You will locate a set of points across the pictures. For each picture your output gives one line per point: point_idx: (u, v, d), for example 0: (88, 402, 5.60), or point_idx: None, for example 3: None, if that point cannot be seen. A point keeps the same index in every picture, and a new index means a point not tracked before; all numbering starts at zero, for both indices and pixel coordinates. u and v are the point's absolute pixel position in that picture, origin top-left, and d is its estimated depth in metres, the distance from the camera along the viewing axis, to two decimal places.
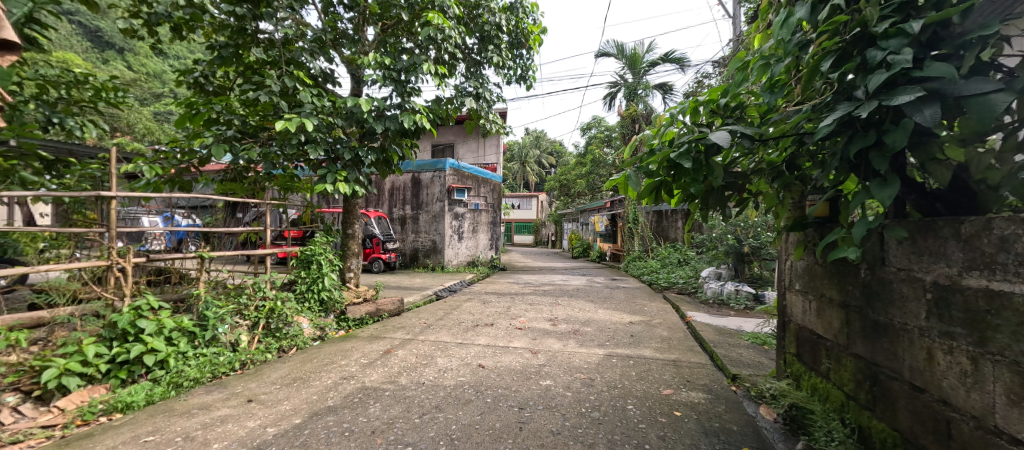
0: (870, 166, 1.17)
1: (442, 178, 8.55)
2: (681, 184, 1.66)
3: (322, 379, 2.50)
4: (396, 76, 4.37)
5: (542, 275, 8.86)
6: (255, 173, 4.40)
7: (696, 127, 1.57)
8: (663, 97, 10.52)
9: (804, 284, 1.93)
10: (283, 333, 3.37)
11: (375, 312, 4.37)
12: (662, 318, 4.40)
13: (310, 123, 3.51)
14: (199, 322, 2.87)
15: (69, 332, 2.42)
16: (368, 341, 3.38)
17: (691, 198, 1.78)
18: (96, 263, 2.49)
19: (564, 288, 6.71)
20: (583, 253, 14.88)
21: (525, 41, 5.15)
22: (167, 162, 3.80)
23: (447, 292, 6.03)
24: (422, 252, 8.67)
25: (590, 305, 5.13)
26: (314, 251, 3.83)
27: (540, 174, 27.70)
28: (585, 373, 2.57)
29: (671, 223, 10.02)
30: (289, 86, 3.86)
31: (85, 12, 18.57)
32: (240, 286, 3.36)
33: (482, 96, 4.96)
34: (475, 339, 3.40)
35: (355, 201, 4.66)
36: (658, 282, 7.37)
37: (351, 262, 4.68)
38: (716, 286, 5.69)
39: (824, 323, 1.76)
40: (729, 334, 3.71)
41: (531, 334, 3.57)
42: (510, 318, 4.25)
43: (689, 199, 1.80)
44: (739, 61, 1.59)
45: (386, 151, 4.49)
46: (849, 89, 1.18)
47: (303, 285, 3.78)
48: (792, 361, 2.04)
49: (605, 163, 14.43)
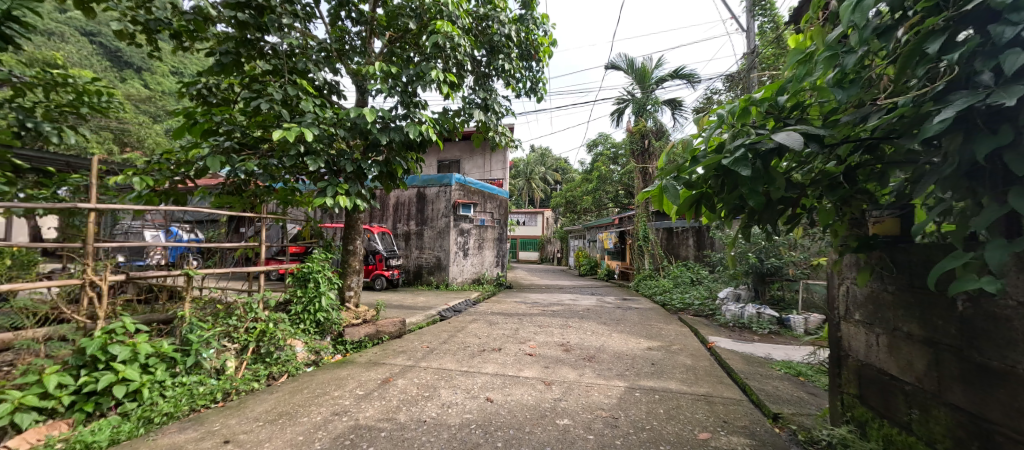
0: (999, 173, 0.99)
1: (447, 193, 8.35)
2: (729, 195, 1.42)
3: (311, 416, 2.23)
4: (402, 87, 4.21)
5: (550, 294, 8.56)
6: (255, 187, 4.20)
7: (750, 129, 1.33)
8: (672, 113, 10.34)
9: (866, 314, 1.69)
10: (274, 359, 3.11)
11: (375, 334, 4.10)
12: (682, 343, 4.09)
13: (310, 133, 3.31)
14: (181, 347, 2.63)
15: (34, 358, 2.18)
16: (366, 368, 3.10)
17: (736, 213, 1.54)
18: (71, 282, 2.26)
19: (573, 308, 6.41)
20: (590, 271, 14.54)
21: (535, 52, 4.98)
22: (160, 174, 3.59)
23: (452, 312, 5.74)
24: (426, 269, 8.43)
25: (603, 327, 4.83)
26: (311, 268, 3.59)
27: (545, 191, 27.57)
28: (606, 411, 2.29)
29: (681, 241, 9.80)
30: (291, 95, 3.70)
31: (107, 34, 19.20)
32: (230, 305, 3.13)
33: (491, 107, 4.77)
34: (482, 367, 3.12)
35: (357, 215, 4.45)
36: (671, 303, 7.04)
37: (352, 280, 4.43)
38: (736, 309, 5.37)
39: (901, 363, 1.51)
40: (758, 363, 3.39)
41: (542, 362, 3.28)
42: (519, 342, 3.96)
43: (736, 215, 1.56)
44: (798, 54, 1.36)
45: (391, 164, 4.28)
46: (968, 75, 0.95)
47: (299, 305, 3.54)
48: (852, 404, 1.77)
49: (612, 180, 14.23)
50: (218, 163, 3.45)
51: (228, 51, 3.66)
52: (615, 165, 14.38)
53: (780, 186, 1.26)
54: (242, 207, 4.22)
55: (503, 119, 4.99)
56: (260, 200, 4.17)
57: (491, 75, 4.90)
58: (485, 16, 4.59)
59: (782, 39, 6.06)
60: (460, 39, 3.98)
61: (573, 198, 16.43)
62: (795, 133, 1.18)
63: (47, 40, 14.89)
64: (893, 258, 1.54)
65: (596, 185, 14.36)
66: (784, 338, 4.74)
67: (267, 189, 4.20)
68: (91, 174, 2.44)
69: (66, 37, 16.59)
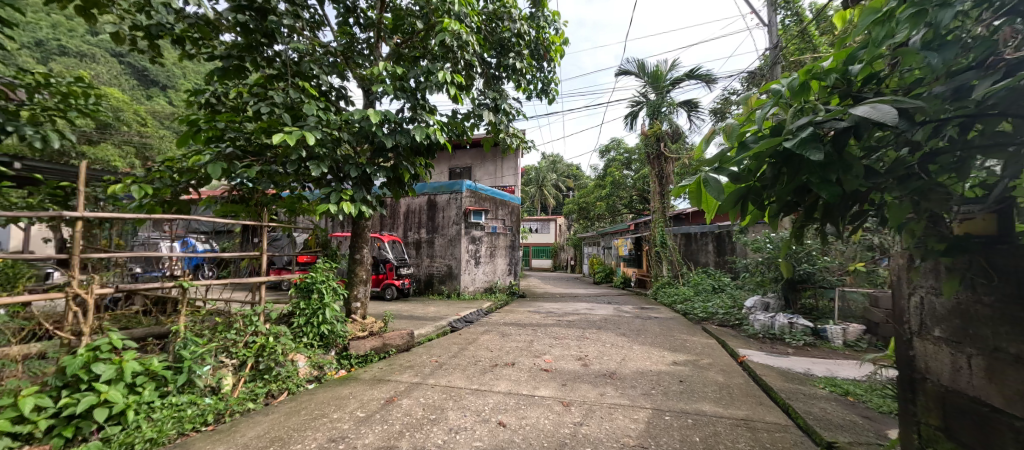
0: None
1: (458, 200, 8.17)
2: (789, 187, 1.19)
3: (305, 442, 2.03)
4: (408, 88, 4.06)
5: (564, 303, 8.28)
6: (260, 196, 4.05)
7: (817, 106, 1.09)
8: (688, 114, 10.03)
9: (952, 331, 1.45)
10: (273, 375, 2.93)
11: (382, 348, 3.91)
12: (711, 357, 3.79)
13: (311, 136, 3.13)
14: (173, 364, 2.45)
15: (11, 379, 2.03)
16: (370, 386, 2.89)
17: (794, 209, 1.31)
18: (54, 295, 2.10)
19: (590, 318, 6.13)
20: (605, 279, 14.17)
21: (547, 52, 4.77)
22: (161, 182, 3.41)
23: (464, 323, 5.53)
24: (437, 278, 8.25)
25: (623, 339, 4.54)
26: (314, 278, 3.42)
27: (557, 197, 27.31)
28: (634, 439, 2.04)
29: (700, 247, 9.56)
30: (294, 99, 3.56)
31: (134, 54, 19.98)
32: (229, 319, 2.96)
33: (502, 108, 4.57)
34: (494, 385, 2.88)
35: (364, 223, 4.29)
36: (693, 312, 6.69)
37: (358, 291, 4.25)
38: (766, 318, 5.05)
39: (1008, 393, 1.27)
40: (799, 380, 3.19)
41: (559, 378, 3.04)
42: (534, 356, 3.72)
43: (792, 211, 1.33)
44: (874, 12, 1.12)
45: (398, 170, 4.12)
46: None
47: (301, 317, 3.36)
48: (936, 438, 1.52)
49: (626, 185, 13.92)
50: (219, 169, 3.27)
51: (229, 55, 3.51)
52: (629, 170, 14.09)
53: (858, 175, 1.04)
54: (248, 216, 4.08)
55: (514, 121, 4.80)
56: (267, 208, 4.05)
57: (502, 76, 4.72)
58: (495, 15, 4.42)
59: (805, 34, 5.77)
60: (468, 37, 3.80)
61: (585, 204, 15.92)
62: (882, 107, 0.95)
63: (78, 62, 15.55)
64: (991, 262, 1.30)
65: (609, 191, 14.03)
66: (821, 350, 4.39)
67: (273, 197, 4.06)
68: (77, 182, 2.26)
69: (95, 58, 17.28)
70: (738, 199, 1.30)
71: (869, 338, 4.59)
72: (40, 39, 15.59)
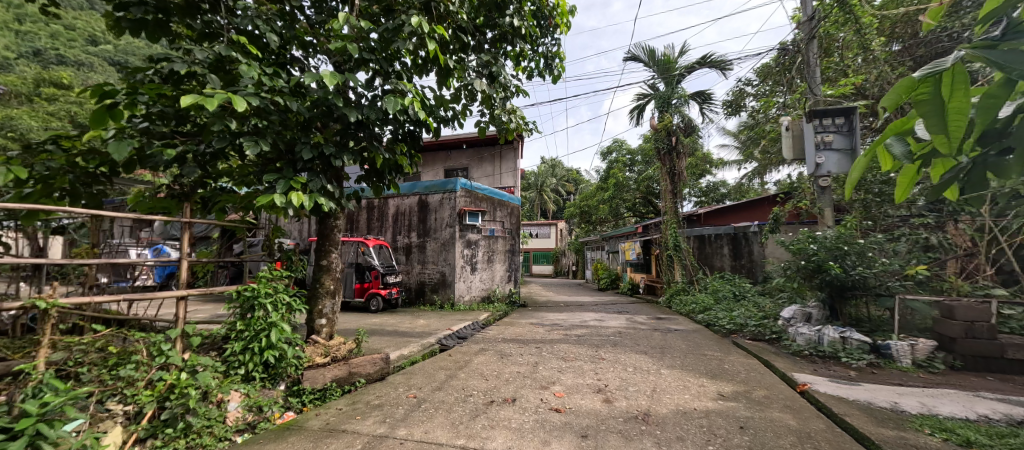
0: None
1: (452, 200, 7.41)
2: None
3: None
4: (383, 49, 3.22)
5: (570, 313, 7.49)
6: (200, 191, 3.22)
7: None
8: (701, 107, 9.35)
9: None
10: (180, 429, 2.11)
11: (347, 379, 3.06)
12: (765, 388, 3.00)
13: (244, 101, 2.28)
14: (3, 426, 1.64)
15: None
16: (316, 442, 2.10)
17: None
18: None
19: (601, 331, 5.35)
20: (611, 285, 13.46)
21: (549, 18, 4.13)
22: (48, 166, 2.56)
23: (456, 339, 4.73)
24: (429, 286, 7.46)
25: (646, 361, 3.75)
26: (256, 293, 2.65)
27: (558, 201, 26.67)
28: None
29: (714, 250, 8.84)
30: (226, 57, 2.72)
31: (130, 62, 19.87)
32: (127, 351, 2.21)
33: (499, 81, 3.79)
34: (489, 439, 2.08)
35: (333, 223, 3.51)
36: (718, 322, 5.93)
37: (324, 305, 3.45)
38: (811, 332, 4.28)
39: None
40: (893, 422, 2.41)
41: (576, 426, 2.24)
42: (540, 387, 2.93)
43: None
44: None
45: (369, 154, 3.28)
46: None
47: (238, 343, 2.59)
48: None
49: (629, 186, 13.25)
50: (127, 148, 2.49)
51: None
52: (632, 171, 13.47)
53: None
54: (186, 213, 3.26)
55: (513, 99, 4.05)
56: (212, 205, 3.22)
57: (499, 50, 4.01)
58: None
59: (847, 3, 5.02)
60: None
61: (586, 207, 15.18)
62: None
63: (64, 68, 15.22)
64: None
65: (612, 193, 13.30)
66: (890, 374, 3.60)
67: (218, 190, 3.22)
68: None
69: (93, 65, 16.87)
70: (986, 122, 1.03)
71: (943, 356, 3.81)
72: (37, 49, 15.50)
